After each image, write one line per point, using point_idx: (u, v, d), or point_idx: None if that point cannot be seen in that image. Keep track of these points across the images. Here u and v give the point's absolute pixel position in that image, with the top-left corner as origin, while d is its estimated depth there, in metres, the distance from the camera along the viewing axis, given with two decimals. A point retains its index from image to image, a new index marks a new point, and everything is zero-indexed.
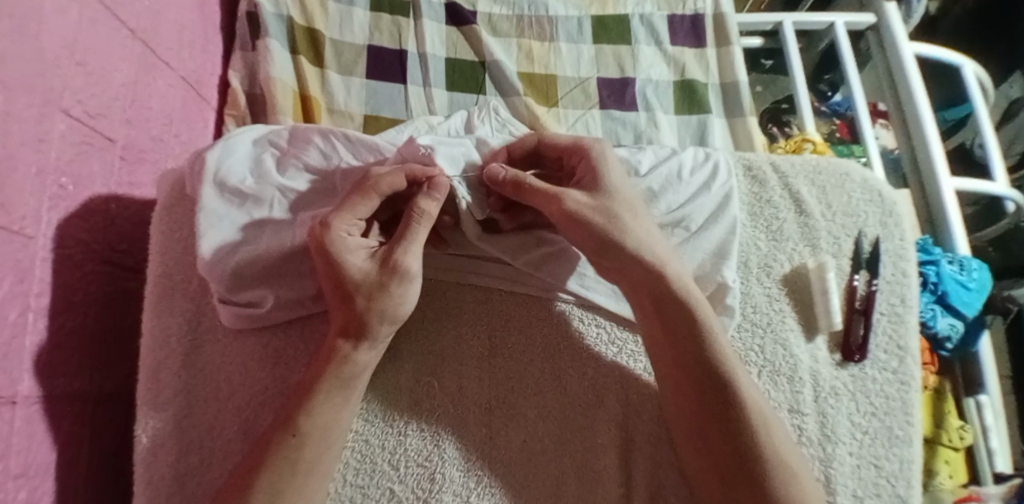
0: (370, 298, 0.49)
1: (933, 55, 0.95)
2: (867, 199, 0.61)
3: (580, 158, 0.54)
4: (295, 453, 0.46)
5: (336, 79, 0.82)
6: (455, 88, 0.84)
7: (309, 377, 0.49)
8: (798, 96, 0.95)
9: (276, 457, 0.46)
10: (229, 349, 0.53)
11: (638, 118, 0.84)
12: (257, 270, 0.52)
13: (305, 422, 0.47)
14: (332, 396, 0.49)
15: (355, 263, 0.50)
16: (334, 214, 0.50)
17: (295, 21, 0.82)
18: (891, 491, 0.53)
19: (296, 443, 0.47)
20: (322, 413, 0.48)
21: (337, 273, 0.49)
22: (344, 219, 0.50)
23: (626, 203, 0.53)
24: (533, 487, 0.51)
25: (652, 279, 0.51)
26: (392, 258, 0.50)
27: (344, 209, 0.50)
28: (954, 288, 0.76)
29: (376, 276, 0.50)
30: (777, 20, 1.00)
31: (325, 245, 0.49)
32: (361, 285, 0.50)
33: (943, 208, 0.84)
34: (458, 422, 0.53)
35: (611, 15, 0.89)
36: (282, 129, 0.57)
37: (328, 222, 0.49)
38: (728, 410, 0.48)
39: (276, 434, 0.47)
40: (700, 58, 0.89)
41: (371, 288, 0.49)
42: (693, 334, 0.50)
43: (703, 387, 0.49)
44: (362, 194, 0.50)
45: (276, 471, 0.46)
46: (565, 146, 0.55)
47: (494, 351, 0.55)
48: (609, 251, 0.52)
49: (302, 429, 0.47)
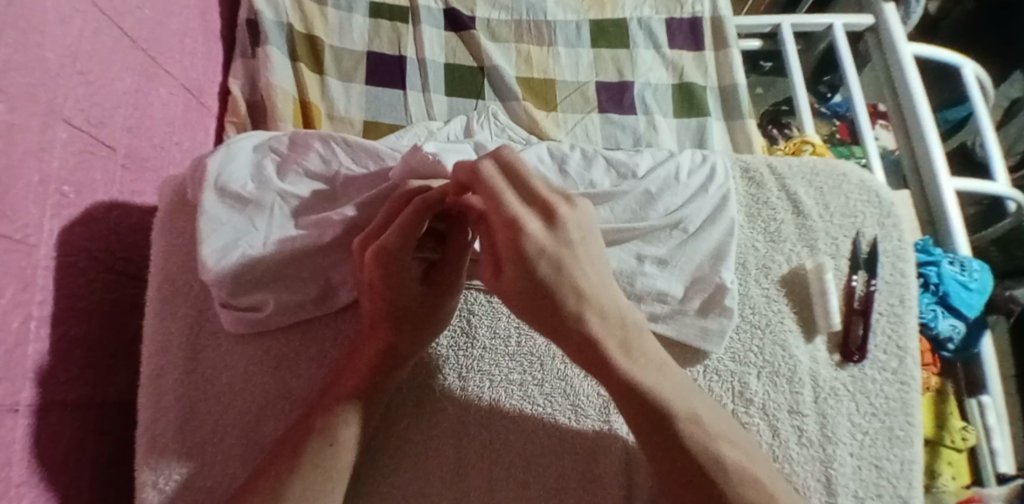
0: (416, 325, 0.52)
1: (931, 56, 0.96)
2: (865, 199, 0.61)
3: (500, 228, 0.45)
4: (330, 458, 0.47)
5: (335, 85, 0.82)
6: (454, 93, 0.85)
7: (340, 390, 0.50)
8: (796, 98, 0.95)
9: (309, 464, 0.46)
10: (230, 354, 0.54)
11: (637, 121, 0.84)
12: (268, 272, 0.53)
13: (342, 431, 0.48)
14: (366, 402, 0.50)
15: (410, 289, 0.50)
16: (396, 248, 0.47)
17: (295, 28, 0.83)
18: (892, 491, 0.53)
19: (332, 450, 0.47)
20: (354, 420, 0.49)
21: (387, 298, 0.50)
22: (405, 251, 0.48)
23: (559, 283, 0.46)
24: (533, 489, 0.51)
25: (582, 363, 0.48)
26: (445, 281, 0.52)
27: (399, 235, 0.47)
28: (954, 288, 0.76)
29: (430, 298, 0.52)
30: (775, 23, 1.00)
31: (382, 278, 0.49)
32: (411, 314, 0.51)
33: (943, 208, 0.85)
34: (460, 426, 0.53)
35: (610, 19, 0.90)
36: (282, 135, 0.57)
37: (389, 249, 0.47)
38: (683, 464, 0.44)
39: (311, 438, 0.47)
40: (699, 61, 0.89)
41: (422, 310, 0.52)
42: (644, 390, 0.46)
43: (660, 442, 0.45)
44: (416, 220, 0.47)
45: (305, 479, 0.46)
46: (501, 213, 0.45)
47: (495, 354, 0.55)
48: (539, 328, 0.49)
49: (338, 438, 0.48)
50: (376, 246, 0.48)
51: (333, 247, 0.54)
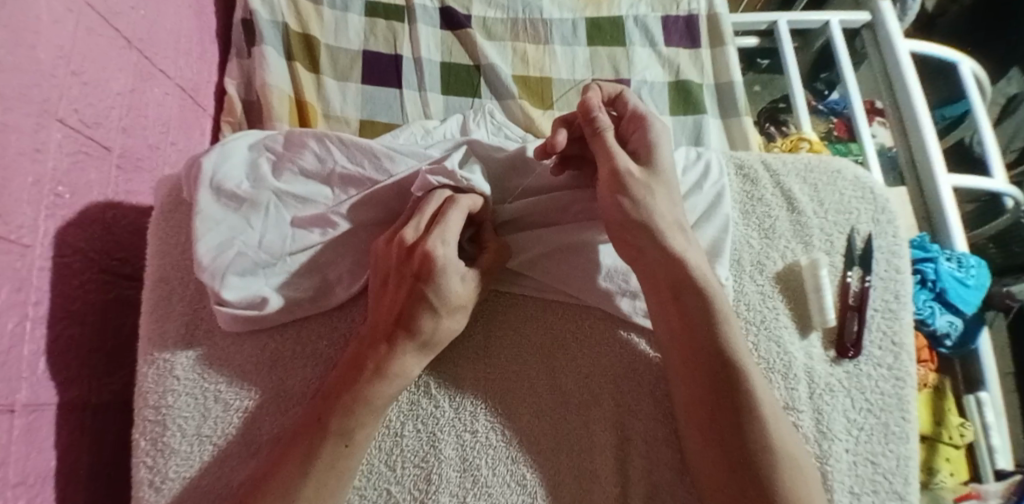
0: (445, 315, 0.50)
1: (927, 52, 0.96)
2: (859, 196, 0.61)
3: (638, 125, 0.57)
4: (337, 459, 0.46)
5: (331, 84, 0.82)
6: (450, 92, 0.85)
7: (333, 386, 0.49)
8: (794, 96, 0.95)
9: (317, 464, 0.46)
10: (226, 352, 0.53)
11: None
12: (267, 270, 0.53)
13: (350, 431, 0.47)
14: (378, 402, 0.48)
15: (455, 286, 0.50)
16: (444, 229, 0.50)
17: (291, 28, 0.82)
18: (888, 487, 0.53)
19: (344, 451, 0.47)
20: (363, 424, 0.48)
21: (434, 290, 0.49)
22: (452, 232, 0.50)
23: (671, 185, 0.55)
24: (532, 485, 0.51)
25: (670, 265, 0.52)
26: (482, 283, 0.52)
27: (450, 226, 0.50)
28: (953, 285, 0.77)
29: (469, 299, 0.51)
30: (771, 20, 1.01)
31: (438, 267, 0.49)
32: (452, 303, 0.50)
33: (941, 205, 0.85)
34: (456, 423, 0.52)
35: (606, 17, 0.90)
36: (278, 134, 0.57)
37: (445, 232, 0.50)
38: (730, 415, 0.48)
39: (325, 440, 0.46)
40: (695, 58, 0.89)
41: (461, 309, 0.51)
42: (717, 321, 0.51)
43: (719, 384, 0.49)
44: (462, 212, 0.51)
45: (318, 478, 0.46)
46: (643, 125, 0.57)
47: (489, 351, 0.55)
48: (631, 226, 0.53)
49: (355, 439, 0.47)
50: (431, 237, 0.49)
51: (331, 245, 0.54)
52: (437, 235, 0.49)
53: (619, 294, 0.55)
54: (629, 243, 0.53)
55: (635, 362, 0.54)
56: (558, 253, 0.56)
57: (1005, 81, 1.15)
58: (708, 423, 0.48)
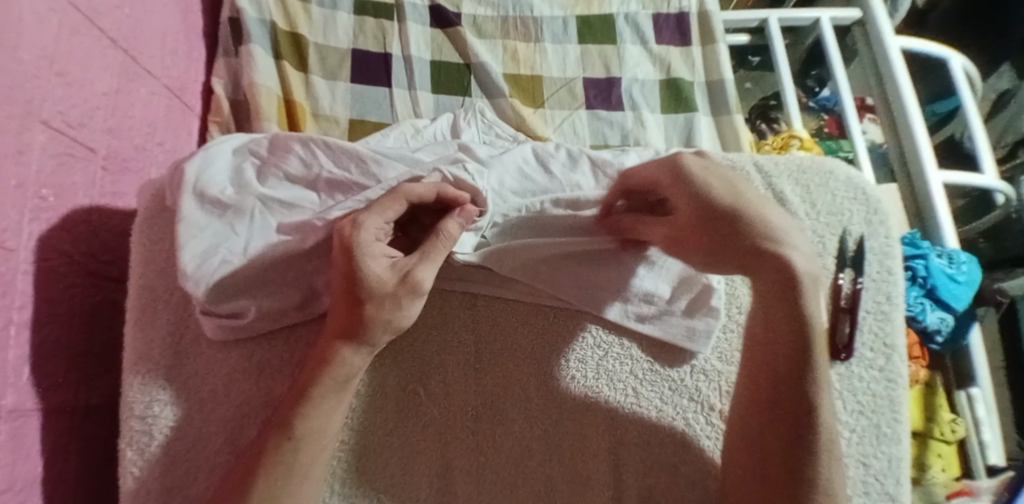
0: (379, 306, 0.47)
1: (918, 49, 0.95)
2: (852, 197, 0.61)
3: (666, 176, 0.50)
4: (288, 455, 0.45)
5: (320, 83, 0.81)
6: (441, 90, 0.84)
7: (303, 380, 0.47)
8: (785, 93, 0.95)
9: (274, 461, 0.44)
10: (212, 360, 0.52)
11: (625, 116, 0.84)
12: (247, 279, 0.50)
13: (301, 425, 0.45)
14: (328, 398, 0.47)
15: (376, 271, 0.47)
16: (366, 213, 0.47)
17: (278, 26, 0.81)
18: (880, 488, 0.53)
19: (292, 447, 0.45)
20: (316, 415, 0.46)
21: (349, 270, 0.46)
22: (375, 219, 0.47)
23: (758, 214, 0.48)
24: (522, 492, 0.50)
25: (782, 274, 0.47)
26: (413, 272, 0.47)
27: (376, 210, 0.48)
28: (943, 281, 0.77)
29: (393, 287, 0.47)
30: (762, 18, 1.00)
31: (350, 246, 0.46)
32: (374, 291, 0.46)
33: (930, 201, 0.85)
34: (444, 429, 0.52)
35: (596, 14, 0.89)
36: (263, 138, 0.56)
37: (359, 220, 0.47)
38: (783, 411, 0.46)
39: (270, 434, 0.45)
40: (686, 56, 0.89)
41: (385, 298, 0.47)
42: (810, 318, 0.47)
43: (791, 379, 0.46)
44: (393, 197, 0.49)
45: (269, 476, 0.44)
46: (674, 176, 0.50)
47: (480, 357, 0.54)
48: (735, 253, 0.48)
49: (298, 432, 0.45)
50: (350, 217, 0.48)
51: (314, 252, 0.51)
52: (354, 216, 0.48)
53: (609, 298, 0.54)
54: (755, 262, 0.48)
55: (631, 368, 0.53)
56: (557, 262, 0.54)
57: (995, 77, 1.19)
58: (756, 423, 0.47)
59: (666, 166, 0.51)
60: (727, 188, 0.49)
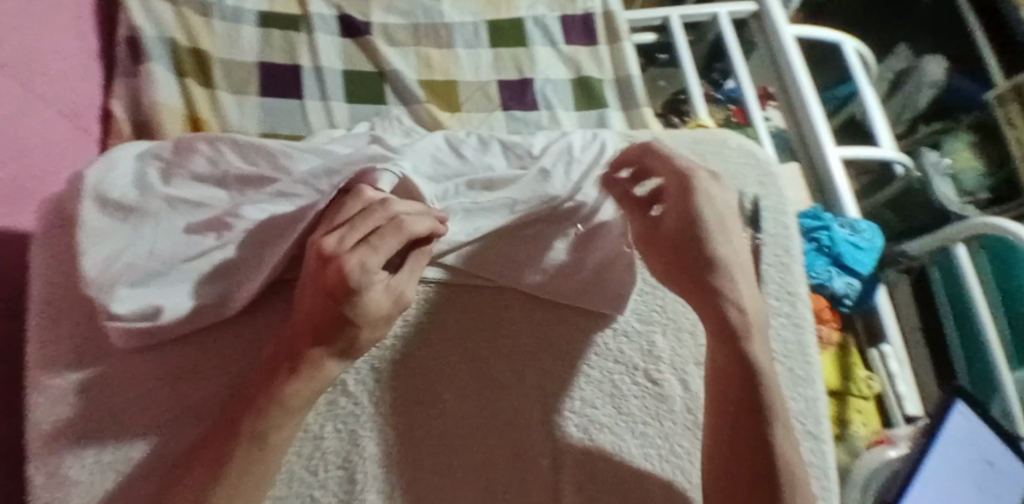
0: (372, 329, 0.45)
1: (812, 35, 1.04)
2: (744, 163, 0.66)
3: (677, 186, 0.52)
4: (254, 462, 0.42)
5: (227, 99, 0.80)
6: (355, 100, 0.84)
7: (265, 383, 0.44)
8: (691, 87, 1.02)
9: (235, 468, 0.41)
10: (128, 370, 0.50)
11: (540, 116, 0.88)
12: (159, 282, 0.50)
13: (273, 435, 0.43)
14: (297, 402, 0.44)
15: (374, 300, 0.44)
16: (369, 253, 0.43)
17: (180, 43, 0.80)
18: (803, 428, 0.56)
19: (260, 456, 0.42)
20: (287, 423, 0.44)
21: (349, 308, 0.43)
22: (377, 259, 0.44)
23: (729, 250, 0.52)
24: (461, 471, 0.50)
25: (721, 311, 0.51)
26: (404, 292, 0.47)
27: (382, 249, 0.44)
28: (847, 248, 0.84)
29: (388, 310, 0.46)
30: (664, 16, 1.07)
31: (354, 289, 0.42)
32: (371, 319, 0.44)
33: (831, 175, 0.92)
34: (376, 417, 0.50)
35: (505, 18, 0.93)
36: (167, 142, 0.55)
37: (363, 266, 0.43)
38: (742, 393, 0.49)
39: (237, 443, 0.42)
40: (593, 56, 0.94)
41: (381, 322, 0.45)
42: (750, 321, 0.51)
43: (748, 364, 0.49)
44: (397, 234, 0.45)
45: (231, 483, 0.41)
46: (680, 185, 0.52)
47: (406, 342, 0.53)
48: (699, 275, 0.51)
49: (271, 440, 0.43)
50: (352, 254, 0.43)
51: (230, 247, 0.51)
52: (357, 254, 0.43)
53: (530, 270, 0.56)
54: (698, 295, 0.52)
55: (557, 340, 0.56)
56: (495, 241, 0.56)
57: (893, 58, 1.30)
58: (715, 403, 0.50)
59: (683, 177, 0.52)
60: (717, 214, 0.52)
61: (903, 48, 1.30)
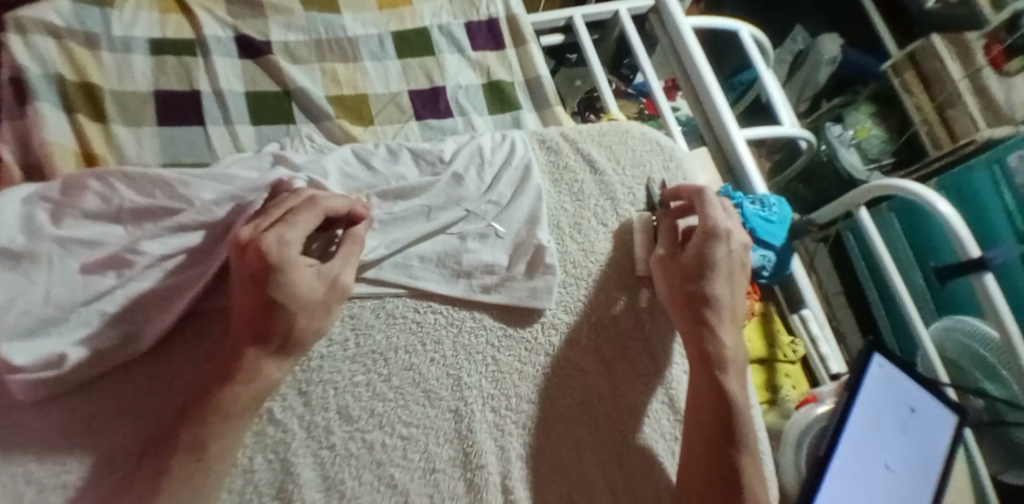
0: (309, 316, 0.46)
1: (710, 24, 1.10)
2: (648, 149, 0.68)
3: (703, 232, 0.57)
4: (199, 477, 0.42)
5: (123, 132, 0.76)
6: (262, 121, 0.82)
7: (204, 397, 0.43)
8: (599, 83, 1.05)
9: (178, 484, 0.41)
10: (27, 429, 0.46)
11: (455, 123, 0.89)
12: (57, 328, 0.46)
13: (215, 444, 0.43)
14: (241, 412, 0.44)
15: (303, 281, 0.46)
16: (287, 229, 0.47)
17: (65, 78, 0.75)
18: None
19: (203, 467, 0.42)
20: (229, 435, 0.44)
21: (276, 288, 0.45)
22: (297, 233, 0.47)
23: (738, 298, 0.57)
24: (403, 484, 0.49)
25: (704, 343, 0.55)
26: (339, 277, 0.48)
27: (298, 226, 0.47)
28: (759, 223, 0.89)
29: (324, 296, 0.47)
30: (568, 16, 1.10)
31: (277, 264, 0.45)
32: (304, 302, 0.46)
33: (739, 155, 0.98)
34: (308, 443, 0.49)
35: (411, 28, 0.93)
36: (55, 182, 0.52)
37: (278, 241, 0.46)
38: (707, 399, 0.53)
39: (177, 454, 0.42)
40: (502, 60, 0.95)
41: (318, 308, 0.47)
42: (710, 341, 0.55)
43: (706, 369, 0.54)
44: (313, 212, 0.49)
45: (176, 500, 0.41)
46: (707, 232, 0.57)
47: (332, 362, 0.52)
48: (696, 307, 0.56)
49: (212, 450, 0.43)
50: (268, 233, 0.46)
51: (143, 283, 0.49)
52: (274, 231, 0.46)
53: (454, 276, 0.56)
54: (689, 325, 0.56)
55: (487, 340, 0.56)
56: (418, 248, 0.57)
57: (791, 41, 1.42)
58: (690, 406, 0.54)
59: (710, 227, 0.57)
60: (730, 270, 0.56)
61: (799, 31, 1.41)
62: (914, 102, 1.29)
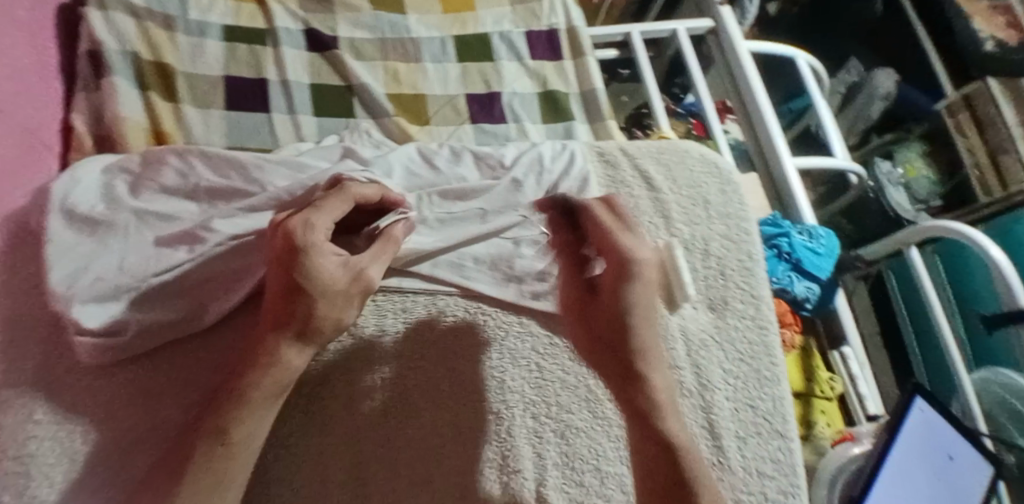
0: (330, 304, 0.46)
1: (767, 50, 1.09)
2: (706, 171, 0.68)
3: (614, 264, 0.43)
4: (221, 462, 0.42)
5: (192, 113, 0.79)
6: (323, 113, 0.84)
7: (236, 380, 0.44)
8: (652, 101, 1.05)
9: (200, 469, 0.41)
10: (87, 390, 0.48)
11: (508, 128, 0.89)
12: (128, 295, 0.48)
13: (236, 429, 0.43)
14: (263, 401, 0.44)
15: (327, 269, 0.46)
16: (315, 213, 0.47)
17: (142, 57, 0.78)
18: (770, 427, 0.58)
19: (224, 453, 0.42)
20: (251, 420, 0.44)
21: (301, 270, 0.45)
22: (325, 219, 0.47)
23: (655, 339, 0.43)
24: (437, 481, 0.50)
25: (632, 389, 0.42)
26: (364, 270, 0.48)
27: (325, 210, 0.48)
28: (806, 255, 0.87)
29: (346, 285, 0.47)
30: (625, 32, 1.10)
31: (302, 246, 0.45)
32: (325, 289, 0.45)
33: (789, 184, 0.97)
34: (353, 431, 0.51)
35: (472, 34, 0.95)
36: (133, 156, 0.55)
37: (302, 225, 0.46)
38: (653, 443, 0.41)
39: (199, 440, 0.42)
40: (559, 70, 0.96)
41: (337, 296, 0.46)
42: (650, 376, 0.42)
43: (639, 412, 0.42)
44: (342, 199, 0.50)
45: (197, 486, 0.41)
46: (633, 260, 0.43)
47: (381, 357, 0.54)
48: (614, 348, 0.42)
49: (232, 438, 0.42)
50: (296, 216, 0.46)
51: (208, 261, 0.50)
52: (302, 215, 0.46)
53: (506, 281, 0.57)
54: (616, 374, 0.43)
55: (530, 347, 0.56)
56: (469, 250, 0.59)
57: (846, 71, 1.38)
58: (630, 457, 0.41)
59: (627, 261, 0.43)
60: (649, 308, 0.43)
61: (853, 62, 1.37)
62: (966, 144, 1.29)
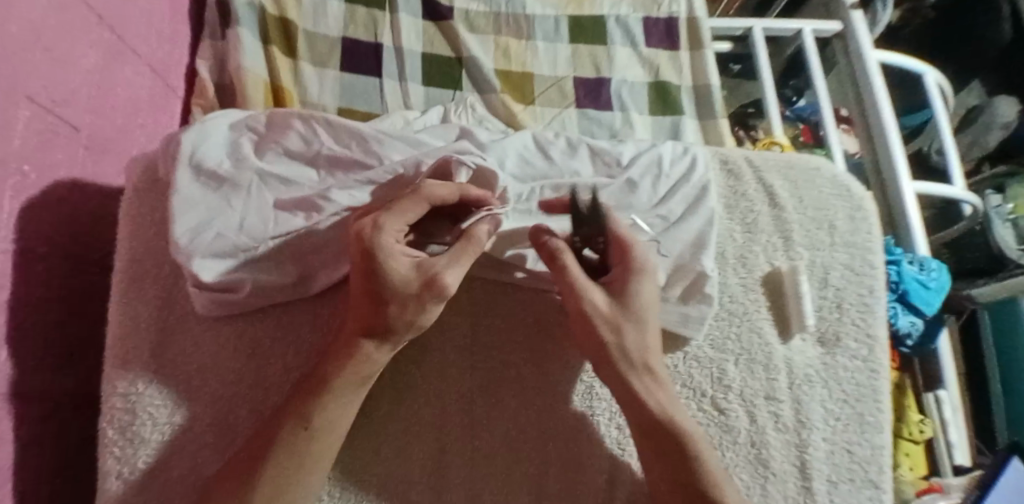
0: (404, 307, 0.46)
1: (900, 63, 0.98)
2: (835, 193, 0.63)
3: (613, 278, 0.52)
4: (302, 445, 0.44)
5: (308, 71, 0.80)
6: (432, 83, 0.84)
7: (322, 369, 0.46)
8: (766, 102, 0.98)
9: (285, 446, 0.44)
10: (200, 339, 0.51)
11: (613, 117, 0.86)
12: (246, 255, 0.50)
13: (317, 417, 0.45)
14: (343, 392, 0.46)
15: (399, 273, 0.45)
16: (385, 216, 0.46)
17: (266, 10, 0.79)
18: (864, 476, 0.54)
19: (309, 436, 0.45)
20: (333, 411, 0.46)
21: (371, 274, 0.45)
22: (393, 222, 0.46)
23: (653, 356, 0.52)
24: (512, 474, 0.51)
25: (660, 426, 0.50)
26: (438, 274, 0.45)
27: (394, 212, 0.46)
28: (914, 287, 0.79)
29: (417, 290, 0.45)
30: (747, 26, 1.02)
31: (372, 250, 0.45)
32: (399, 293, 0.45)
33: (904, 210, 0.88)
34: (439, 412, 0.52)
35: (588, 15, 0.90)
36: (259, 113, 0.55)
37: (371, 230, 0.45)
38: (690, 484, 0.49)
39: (287, 419, 0.45)
40: (673, 61, 0.91)
41: (409, 299, 0.46)
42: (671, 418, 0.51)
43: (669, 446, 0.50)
44: (414, 200, 0.47)
45: (280, 463, 0.44)
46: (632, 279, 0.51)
47: (474, 346, 0.55)
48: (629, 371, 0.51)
49: (315, 423, 0.45)
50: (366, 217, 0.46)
51: (318, 231, 0.51)
52: (371, 217, 0.46)
53: None
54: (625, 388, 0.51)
55: None
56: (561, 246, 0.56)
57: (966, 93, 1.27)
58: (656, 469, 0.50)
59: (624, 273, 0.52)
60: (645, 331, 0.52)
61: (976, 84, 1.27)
62: None
